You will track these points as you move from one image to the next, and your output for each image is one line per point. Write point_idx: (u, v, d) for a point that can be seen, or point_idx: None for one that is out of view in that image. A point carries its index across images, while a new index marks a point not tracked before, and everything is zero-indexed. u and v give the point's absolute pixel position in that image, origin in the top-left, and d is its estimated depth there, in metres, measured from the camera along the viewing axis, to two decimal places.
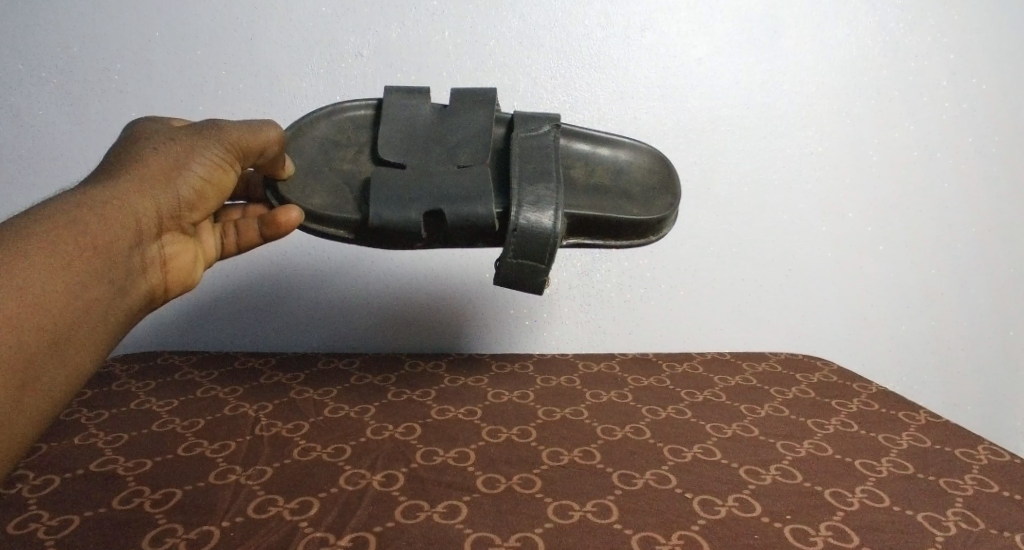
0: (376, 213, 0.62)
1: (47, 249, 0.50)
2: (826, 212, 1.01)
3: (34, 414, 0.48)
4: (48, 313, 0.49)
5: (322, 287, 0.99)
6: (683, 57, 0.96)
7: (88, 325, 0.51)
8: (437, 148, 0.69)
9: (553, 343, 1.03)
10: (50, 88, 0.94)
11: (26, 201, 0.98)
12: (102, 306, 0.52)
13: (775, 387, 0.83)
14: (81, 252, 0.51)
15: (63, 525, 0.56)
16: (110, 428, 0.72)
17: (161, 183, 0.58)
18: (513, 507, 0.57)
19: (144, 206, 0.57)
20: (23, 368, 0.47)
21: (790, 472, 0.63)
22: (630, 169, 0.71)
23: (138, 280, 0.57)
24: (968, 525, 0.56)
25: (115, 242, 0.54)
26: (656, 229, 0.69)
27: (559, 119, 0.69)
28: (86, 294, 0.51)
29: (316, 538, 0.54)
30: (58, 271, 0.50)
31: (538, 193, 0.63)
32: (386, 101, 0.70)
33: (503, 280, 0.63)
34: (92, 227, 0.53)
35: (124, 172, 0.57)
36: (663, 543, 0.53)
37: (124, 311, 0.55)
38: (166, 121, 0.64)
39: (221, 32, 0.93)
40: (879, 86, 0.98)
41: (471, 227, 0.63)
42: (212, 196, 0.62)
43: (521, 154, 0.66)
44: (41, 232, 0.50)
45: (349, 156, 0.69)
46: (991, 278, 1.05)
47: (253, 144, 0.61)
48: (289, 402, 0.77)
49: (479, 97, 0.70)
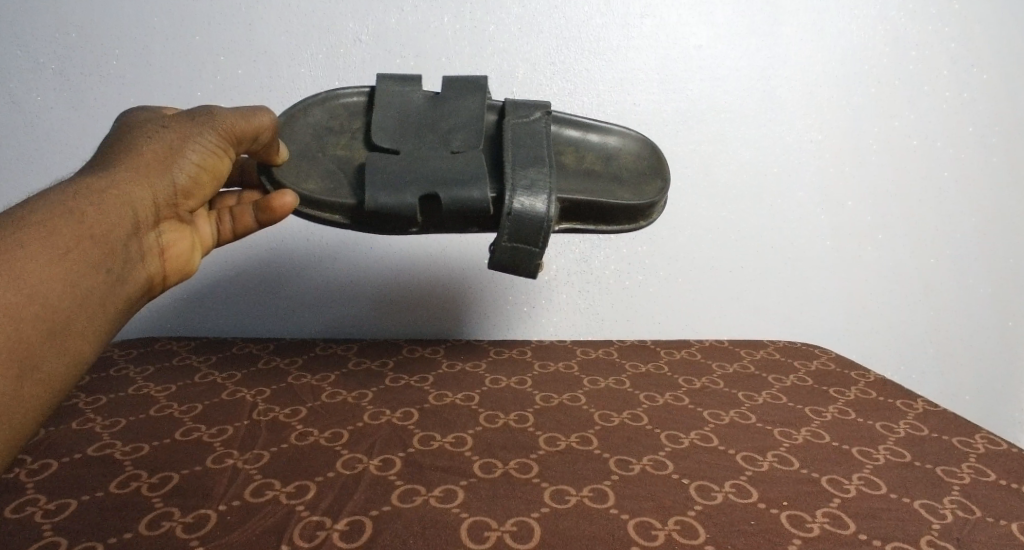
0: (372, 198, 0.62)
1: (43, 239, 0.50)
2: (826, 200, 1.01)
3: (34, 405, 0.47)
4: (46, 302, 0.48)
5: (321, 273, 0.99)
6: (682, 44, 0.95)
7: (86, 315, 0.50)
8: (432, 135, 0.68)
9: (554, 329, 1.03)
10: (48, 74, 0.94)
11: (23, 187, 0.98)
12: (99, 295, 0.52)
13: (773, 375, 0.82)
14: (78, 242, 0.51)
15: (60, 509, 0.56)
16: (108, 412, 0.72)
17: (156, 171, 0.58)
18: (509, 491, 0.57)
19: (140, 194, 0.56)
20: (20, 358, 0.47)
21: (787, 459, 0.63)
22: (621, 156, 0.71)
23: (136, 268, 0.56)
24: (965, 512, 0.56)
25: (111, 230, 0.53)
26: (648, 214, 0.68)
27: (551, 106, 0.69)
28: (82, 283, 0.50)
29: (312, 522, 0.54)
30: (54, 261, 0.49)
31: (531, 177, 0.63)
32: (380, 88, 0.69)
33: (498, 264, 0.63)
34: (88, 216, 0.52)
35: (120, 161, 0.57)
36: (659, 528, 0.53)
37: (123, 300, 0.54)
38: (159, 110, 0.63)
39: (219, 17, 0.93)
40: (879, 74, 0.97)
41: (466, 211, 0.63)
42: (207, 183, 0.62)
43: (513, 139, 0.66)
44: (37, 223, 0.50)
45: (343, 142, 0.69)
46: (991, 267, 1.05)
47: (247, 130, 0.61)
48: (287, 387, 0.77)
49: (471, 84, 0.70)
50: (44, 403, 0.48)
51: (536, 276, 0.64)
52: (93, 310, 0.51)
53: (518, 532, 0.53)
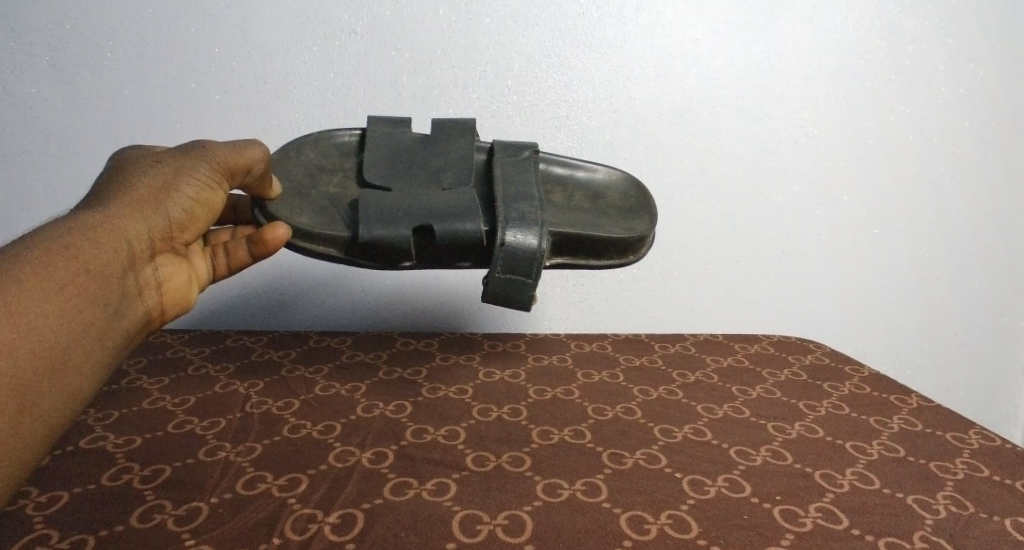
0: (367, 230, 0.61)
1: (40, 275, 0.49)
2: (822, 195, 1.01)
3: (33, 439, 0.47)
4: (45, 337, 0.48)
5: (316, 270, 0.99)
6: (679, 37, 0.95)
7: (86, 347, 0.50)
8: (422, 173, 0.70)
9: (547, 324, 1.03)
10: (41, 65, 0.93)
11: (18, 180, 0.97)
12: (98, 329, 0.52)
13: (766, 369, 0.82)
14: (75, 276, 0.51)
15: (52, 501, 0.56)
16: (102, 405, 0.71)
17: (151, 206, 0.58)
18: (501, 485, 0.57)
19: (135, 228, 0.57)
20: (20, 394, 0.46)
21: (781, 454, 0.63)
22: (608, 193, 0.73)
23: (133, 302, 0.56)
24: (958, 508, 0.56)
25: (108, 265, 0.53)
26: (637, 249, 0.68)
27: (537, 146, 0.70)
28: (80, 316, 0.50)
29: (304, 514, 0.54)
30: (52, 297, 0.49)
31: (522, 211, 0.63)
32: (370, 129, 0.71)
33: (491, 296, 0.62)
34: (84, 250, 0.52)
35: (114, 196, 0.57)
36: (651, 522, 0.53)
37: (121, 334, 0.54)
38: (153, 148, 0.64)
39: (213, 8, 0.92)
40: (876, 68, 0.97)
41: (459, 245, 0.63)
42: (203, 217, 0.62)
43: (502, 176, 0.67)
44: (34, 259, 0.50)
45: (335, 180, 0.70)
46: (986, 262, 1.05)
47: (239, 163, 0.62)
48: (280, 380, 0.77)
49: (458, 125, 0.72)
50: (43, 437, 0.47)
51: (529, 309, 0.64)
52: (93, 340, 0.51)
53: (510, 525, 0.53)
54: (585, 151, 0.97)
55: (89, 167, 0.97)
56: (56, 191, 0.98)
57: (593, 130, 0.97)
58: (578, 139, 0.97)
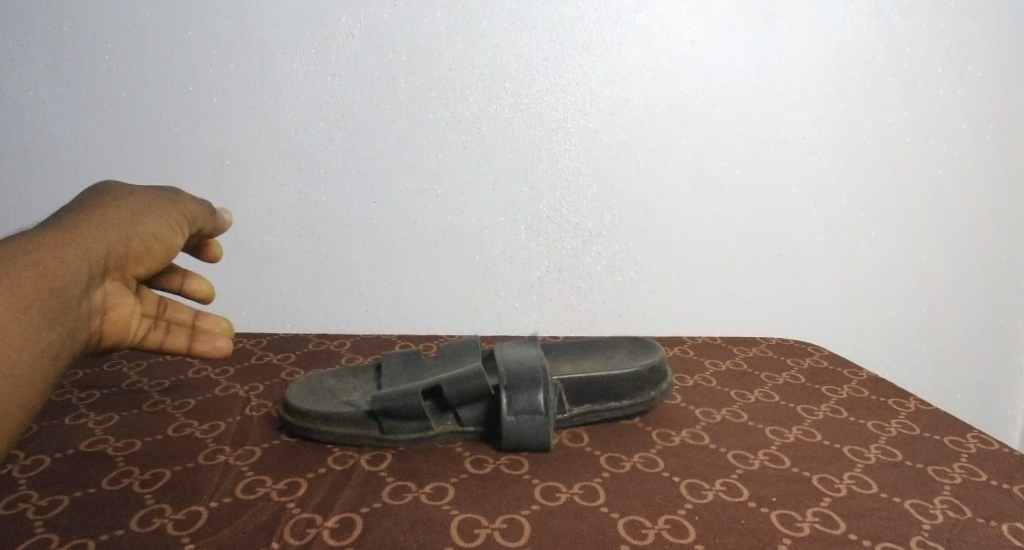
0: None
1: (20, 289, 0.47)
2: (820, 197, 1.01)
3: None
4: (17, 356, 0.46)
5: (315, 272, 1.00)
6: (676, 40, 0.95)
7: (49, 368, 0.48)
8: None
9: (546, 325, 1.03)
10: (41, 69, 0.94)
11: (20, 182, 0.98)
12: (62, 351, 0.49)
13: (765, 372, 0.83)
14: (50, 294, 0.49)
15: (51, 505, 0.56)
16: (101, 408, 0.72)
17: (124, 224, 0.57)
18: (500, 489, 0.58)
19: (110, 247, 0.55)
20: None
21: (778, 457, 0.63)
22: None
23: (93, 325, 0.54)
24: (955, 513, 0.56)
25: (82, 286, 0.51)
26: None
27: None
28: (52, 335, 0.48)
29: (303, 519, 0.54)
30: (28, 313, 0.47)
31: None
32: None
33: None
34: (63, 266, 0.50)
35: (90, 213, 0.56)
36: (649, 527, 0.53)
37: (77, 356, 0.52)
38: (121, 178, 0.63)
39: (211, 10, 0.92)
40: (873, 70, 0.97)
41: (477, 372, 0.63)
42: (162, 255, 0.60)
43: None
44: (11, 271, 0.47)
45: None
46: (984, 264, 1.05)
47: (198, 216, 0.64)
48: (279, 383, 0.77)
49: None
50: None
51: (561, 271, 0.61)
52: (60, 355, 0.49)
53: (508, 529, 0.53)
54: (584, 153, 0.97)
55: (87, 168, 0.97)
56: (56, 194, 0.98)
57: (591, 132, 0.96)
58: (576, 141, 0.97)
